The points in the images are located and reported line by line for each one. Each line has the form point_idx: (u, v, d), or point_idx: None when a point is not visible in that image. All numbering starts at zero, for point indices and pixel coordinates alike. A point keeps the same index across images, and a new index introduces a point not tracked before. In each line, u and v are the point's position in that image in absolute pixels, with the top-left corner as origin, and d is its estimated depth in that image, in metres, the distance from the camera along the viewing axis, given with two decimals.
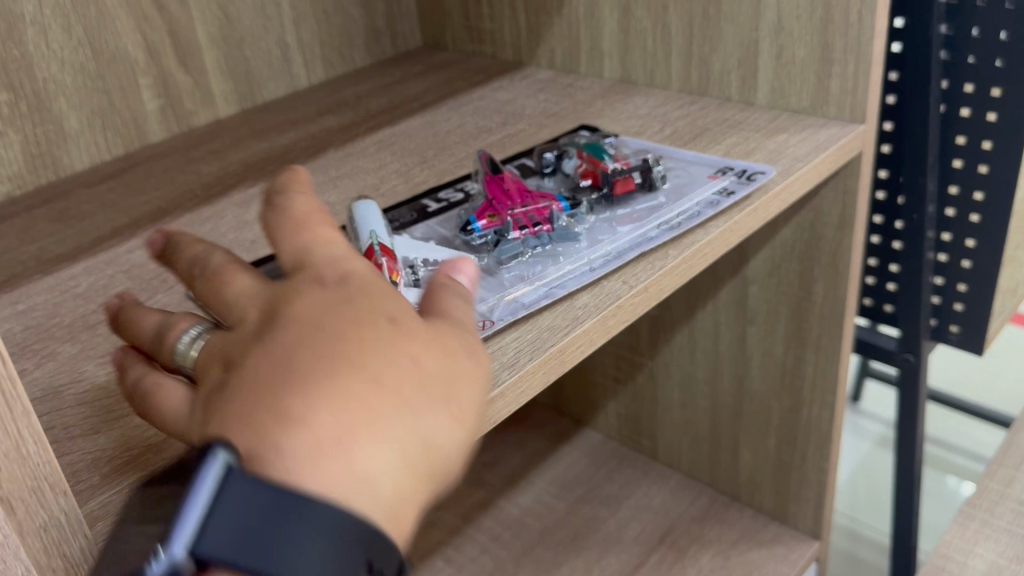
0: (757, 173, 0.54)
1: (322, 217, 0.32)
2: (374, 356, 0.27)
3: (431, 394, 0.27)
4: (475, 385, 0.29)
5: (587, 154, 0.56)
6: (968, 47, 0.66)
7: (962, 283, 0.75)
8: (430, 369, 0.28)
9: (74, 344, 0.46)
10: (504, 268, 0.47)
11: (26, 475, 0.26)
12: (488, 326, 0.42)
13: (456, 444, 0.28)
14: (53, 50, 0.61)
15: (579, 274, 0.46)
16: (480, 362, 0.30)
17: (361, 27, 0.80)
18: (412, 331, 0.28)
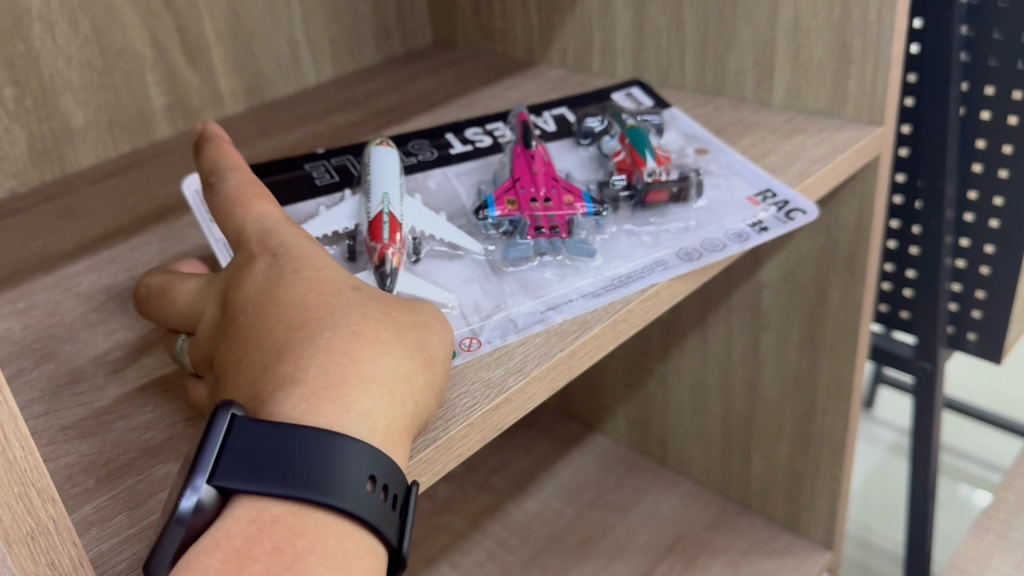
0: (797, 214, 0.50)
1: (256, 190, 0.38)
2: (347, 315, 0.31)
3: (403, 344, 0.32)
4: (436, 339, 0.34)
5: (630, 145, 0.54)
6: (989, 49, 0.65)
7: (980, 290, 0.74)
8: (400, 329, 0.32)
9: (74, 343, 0.46)
10: (507, 272, 0.46)
11: (13, 482, 0.25)
12: (472, 350, 0.40)
13: (429, 387, 0.32)
14: (60, 46, 0.60)
15: (585, 296, 0.44)
16: (439, 324, 0.35)
17: (371, 24, 0.79)
18: (373, 295, 0.33)
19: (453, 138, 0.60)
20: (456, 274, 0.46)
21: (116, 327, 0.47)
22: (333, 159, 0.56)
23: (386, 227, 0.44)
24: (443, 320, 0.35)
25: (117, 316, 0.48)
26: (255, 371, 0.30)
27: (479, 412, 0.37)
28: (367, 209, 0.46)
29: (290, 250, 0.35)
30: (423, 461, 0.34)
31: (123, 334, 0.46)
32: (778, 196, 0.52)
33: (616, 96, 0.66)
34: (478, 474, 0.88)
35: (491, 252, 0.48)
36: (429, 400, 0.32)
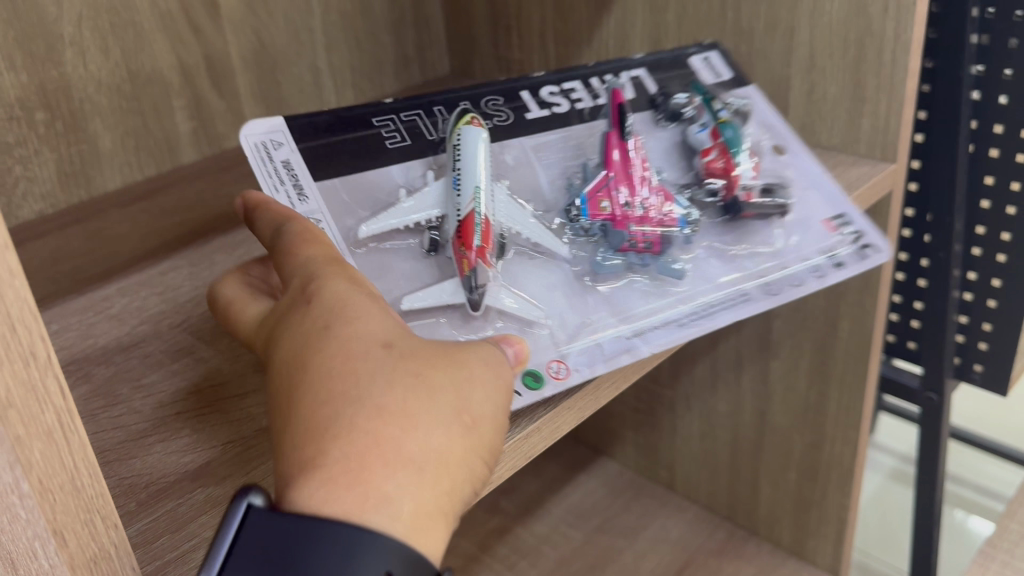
0: (870, 252, 0.51)
1: (315, 236, 0.38)
2: (376, 383, 0.30)
3: (437, 413, 0.31)
4: (480, 398, 0.33)
5: (721, 146, 0.54)
6: (999, 88, 0.66)
7: (987, 323, 0.75)
8: (436, 393, 0.31)
9: (109, 367, 0.47)
10: (592, 292, 0.48)
11: (80, 508, 0.26)
12: (563, 377, 0.41)
13: (470, 455, 0.31)
14: (91, 71, 0.61)
15: (668, 326, 0.45)
16: (486, 378, 0.34)
17: (391, 53, 0.81)
18: (406, 352, 0.32)
19: (530, 97, 0.58)
20: (540, 283, 0.48)
21: (150, 351, 0.48)
22: (402, 116, 0.54)
23: (478, 232, 0.46)
24: (491, 371, 0.34)
25: (151, 340, 0.49)
26: (284, 443, 0.30)
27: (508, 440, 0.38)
28: (457, 206, 0.47)
29: (321, 298, 0.34)
30: None
31: (157, 359, 0.48)
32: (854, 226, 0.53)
33: (696, 59, 0.63)
34: (486, 496, 0.89)
35: (578, 262, 0.50)
36: (472, 468, 0.31)
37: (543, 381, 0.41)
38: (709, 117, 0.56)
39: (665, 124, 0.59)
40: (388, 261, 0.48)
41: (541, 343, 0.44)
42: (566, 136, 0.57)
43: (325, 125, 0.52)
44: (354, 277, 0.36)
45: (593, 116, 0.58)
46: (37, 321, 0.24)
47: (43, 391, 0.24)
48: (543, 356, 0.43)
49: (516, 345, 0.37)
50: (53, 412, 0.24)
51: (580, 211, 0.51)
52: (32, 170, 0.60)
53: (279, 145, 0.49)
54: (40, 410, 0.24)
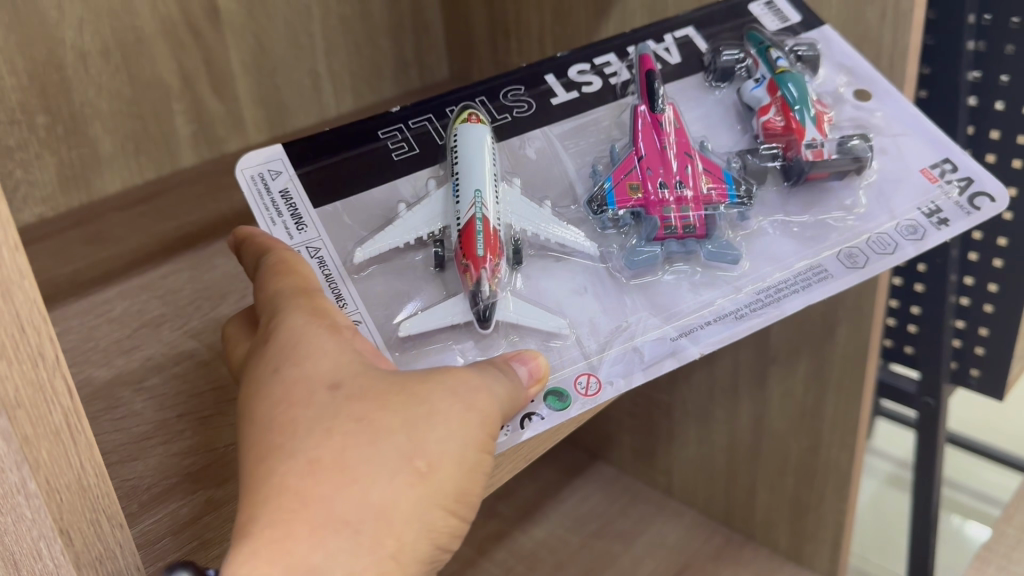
0: (983, 202, 0.53)
1: (285, 267, 0.42)
2: (315, 434, 0.33)
3: (381, 462, 0.34)
4: (438, 437, 0.35)
5: (781, 103, 0.55)
6: (996, 93, 0.67)
7: (983, 328, 0.75)
8: (382, 446, 0.34)
9: (110, 369, 0.47)
10: (634, 285, 0.50)
11: (87, 509, 0.26)
12: (590, 395, 0.45)
13: (421, 501, 0.34)
14: (92, 76, 0.61)
15: (724, 319, 0.48)
16: (448, 413, 0.36)
17: (391, 58, 0.81)
18: (353, 395, 0.35)
19: (556, 80, 0.58)
20: (566, 283, 0.50)
21: (151, 354, 0.49)
22: (411, 123, 0.54)
23: (480, 239, 0.47)
24: (455, 405, 0.36)
25: (152, 343, 0.50)
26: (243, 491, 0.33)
27: None
28: (457, 215, 0.49)
29: (278, 337, 0.37)
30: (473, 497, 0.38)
31: (158, 361, 0.48)
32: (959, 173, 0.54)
33: (755, 6, 0.62)
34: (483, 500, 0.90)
35: (611, 261, 0.51)
36: (432, 508, 0.34)
37: (572, 399, 0.45)
38: (766, 69, 0.57)
39: (717, 84, 0.59)
40: (391, 280, 0.49)
41: (574, 353, 0.47)
42: (593, 119, 0.58)
43: (327, 145, 0.52)
44: (314, 309, 0.39)
45: (624, 92, 0.58)
46: (47, 322, 0.24)
47: (50, 392, 0.24)
48: (572, 372, 0.46)
49: (533, 363, 0.42)
50: (61, 412, 0.25)
51: (608, 204, 0.52)
52: (32, 173, 0.61)
53: (275, 175, 0.50)
54: (48, 411, 0.24)
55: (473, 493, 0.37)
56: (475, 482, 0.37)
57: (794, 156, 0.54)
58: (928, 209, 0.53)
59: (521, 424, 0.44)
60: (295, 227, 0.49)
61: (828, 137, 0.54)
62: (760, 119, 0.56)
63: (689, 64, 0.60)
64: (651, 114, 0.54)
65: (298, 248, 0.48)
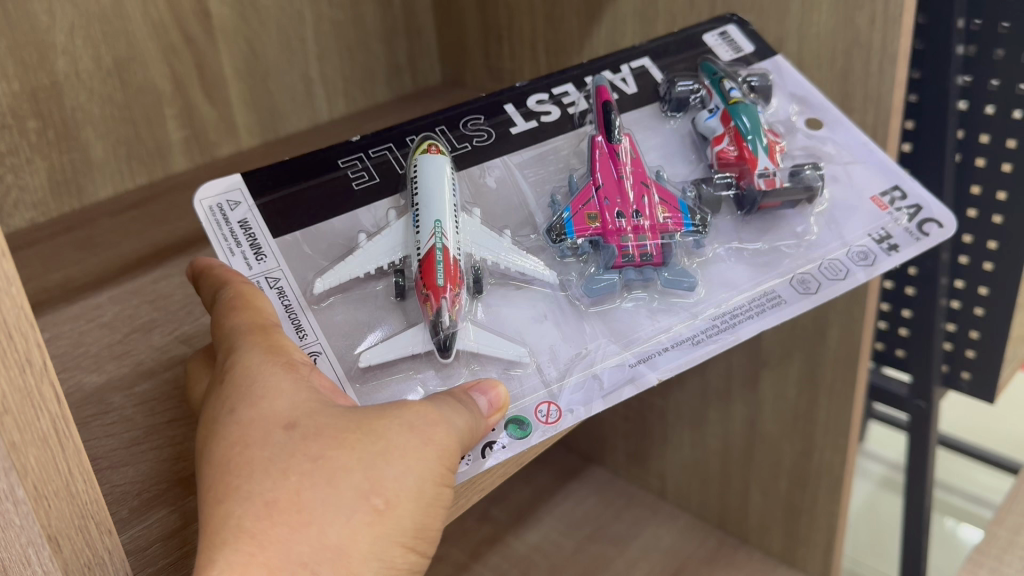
0: (932, 227, 0.55)
1: (243, 300, 0.42)
2: (274, 476, 0.33)
3: (338, 501, 0.34)
4: (394, 473, 0.35)
5: (734, 133, 0.56)
6: (985, 98, 0.67)
7: (974, 331, 0.76)
8: (340, 482, 0.34)
9: (102, 374, 0.47)
10: (590, 314, 0.51)
11: (75, 516, 0.26)
12: (551, 423, 0.45)
13: (378, 539, 0.34)
14: (84, 80, 0.61)
15: (681, 344, 0.49)
16: (405, 448, 0.36)
17: (383, 62, 0.81)
18: (308, 433, 0.35)
19: (514, 110, 0.58)
20: (526, 311, 0.50)
21: (142, 359, 0.49)
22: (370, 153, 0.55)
23: (440, 269, 0.47)
24: (411, 439, 0.37)
25: (143, 348, 0.50)
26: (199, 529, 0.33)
27: None
28: (418, 243, 0.48)
29: (241, 378, 0.37)
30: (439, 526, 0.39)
31: (149, 366, 0.48)
32: (907, 201, 0.56)
33: (710, 38, 0.63)
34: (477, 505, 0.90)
35: (568, 289, 0.52)
36: (387, 543, 0.34)
37: (530, 428, 0.45)
38: (720, 100, 0.58)
39: (673, 114, 0.60)
40: (352, 310, 0.49)
41: (533, 380, 0.47)
42: (553, 147, 0.58)
43: (286, 176, 0.52)
44: (274, 347, 0.39)
45: (583, 121, 0.59)
46: (35, 329, 0.24)
47: (38, 398, 0.24)
48: (531, 401, 0.46)
49: (495, 393, 0.42)
50: (48, 418, 0.25)
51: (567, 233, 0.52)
52: (23, 178, 0.61)
53: (236, 207, 0.50)
54: (35, 417, 0.24)
55: (430, 527, 0.37)
56: (432, 515, 0.37)
57: (747, 185, 0.55)
58: (878, 235, 0.54)
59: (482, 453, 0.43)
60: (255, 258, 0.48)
61: (780, 166, 0.56)
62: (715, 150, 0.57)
63: (645, 93, 0.60)
64: (608, 144, 0.54)
65: (256, 279, 0.48)
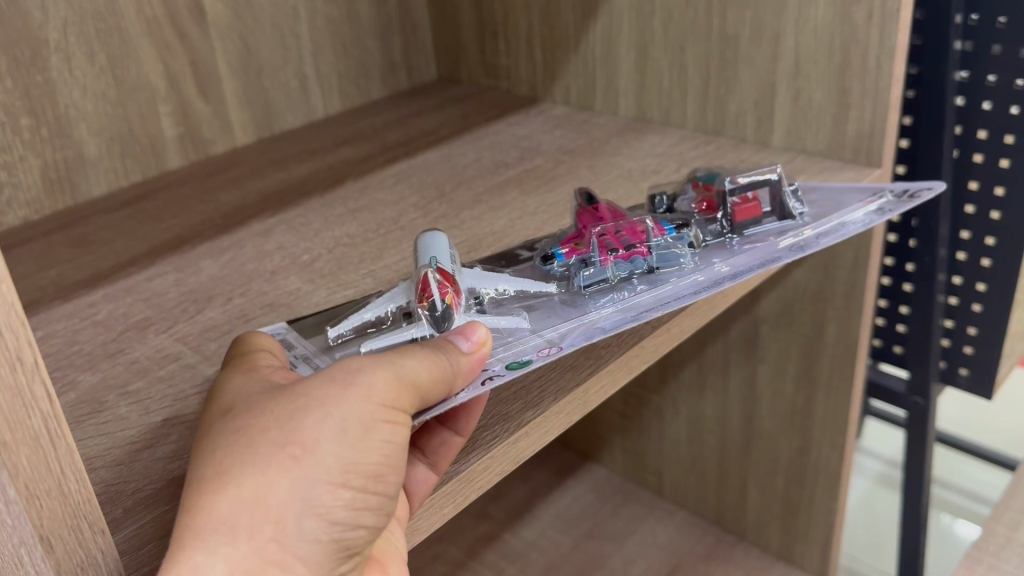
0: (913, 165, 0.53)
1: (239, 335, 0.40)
2: (200, 458, 0.31)
3: (252, 458, 0.30)
4: (314, 419, 0.30)
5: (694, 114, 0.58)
6: (983, 94, 0.67)
7: (971, 327, 0.76)
8: (265, 436, 0.30)
9: (95, 373, 0.47)
10: (588, 293, 0.45)
11: (67, 516, 0.26)
12: (548, 355, 0.39)
13: (298, 482, 0.29)
14: (76, 77, 0.61)
15: (685, 270, 0.47)
16: (326, 397, 0.31)
17: (378, 59, 0.81)
18: (241, 411, 0.32)
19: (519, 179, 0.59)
20: (530, 311, 0.44)
21: (136, 357, 0.48)
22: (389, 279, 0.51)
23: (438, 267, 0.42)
24: (331, 389, 0.31)
25: (137, 346, 0.49)
26: None
27: (498, 445, 0.39)
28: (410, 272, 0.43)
29: (211, 397, 0.35)
30: (445, 494, 0.37)
31: (143, 364, 0.48)
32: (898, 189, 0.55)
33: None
34: (474, 503, 0.90)
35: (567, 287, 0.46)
36: (316, 487, 0.29)
37: (527, 362, 0.38)
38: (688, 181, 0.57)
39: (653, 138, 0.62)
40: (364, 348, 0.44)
41: (527, 340, 0.41)
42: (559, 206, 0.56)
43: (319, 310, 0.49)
44: (241, 362, 0.37)
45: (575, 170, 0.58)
46: (25, 325, 0.23)
47: (28, 396, 0.24)
48: (531, 348, 0.40)
49: (465, 339, 0.36)
50: (39, 417, 0.24)
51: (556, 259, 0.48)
52: (17, 176, 0.60)
53: (272, 325, 0.47)
54: (26, 415, 0.24)
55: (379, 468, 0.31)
56: (377, 456, 0.31)
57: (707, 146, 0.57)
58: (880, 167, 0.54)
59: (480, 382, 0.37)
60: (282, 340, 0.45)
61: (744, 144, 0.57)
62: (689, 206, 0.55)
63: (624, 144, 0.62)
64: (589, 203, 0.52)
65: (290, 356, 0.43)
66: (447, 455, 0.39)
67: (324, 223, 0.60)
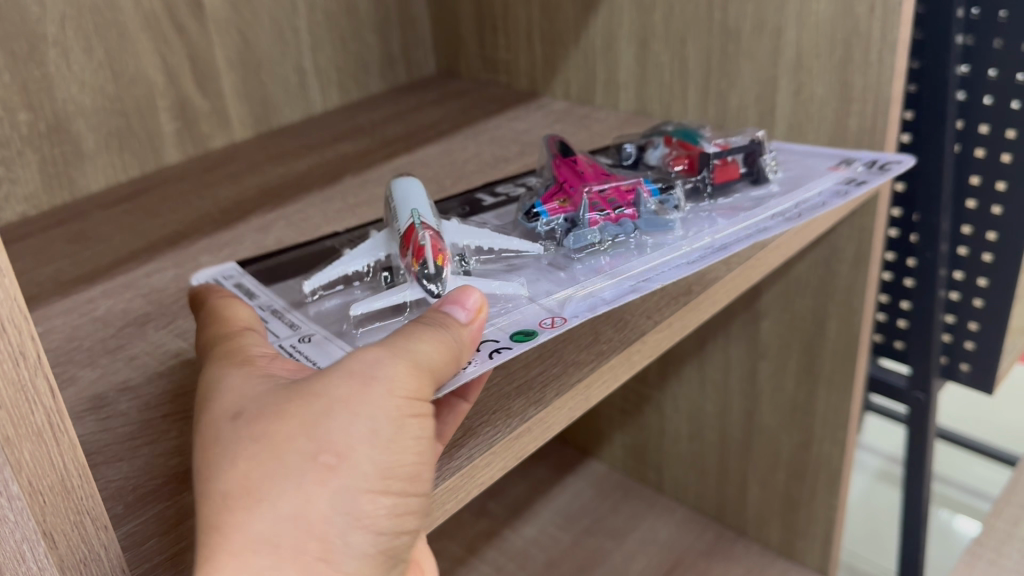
0: (890, 164, 0.56)
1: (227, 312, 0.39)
2: (217, 466, 0.28)
3: (282, 470, 0.28)
4: (344, 423, 0.29)
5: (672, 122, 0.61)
6: (984, 89, 0.67)
7: (973, 322, 0.76)
8: (294, 443, 0.28)
9: (95, 369, 0.47)
10: (574, 261, 0.47)
11: (70, 512, 0.25)
12: (555, 325, 0.40)
13: (337, 494, 0.28)
14: (74, 72, 0.61)
15: (676, 238, 0.49)
16: (349, 396, 0.29)
17: (376, 52, 0.81)
18: (250, 413, 0.30)
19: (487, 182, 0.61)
20: (524, 275, 0.46)
21: (136, 353, 0.48)
22: (332, 237, 0.56)
23: (422, 229, 0.44)
24: (352, 385, 0.30)
25: (136, 342, 0.49)
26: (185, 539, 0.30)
27: (500, 442, 0.38)
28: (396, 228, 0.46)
29: (206, 386, 0.33)
30: (446, 492, 0.36)
31: (143, 360, 0.47)
32: (863, 160, 0.58)
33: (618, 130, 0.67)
34: (475, 499, 0.90)
35: (556, 250, 0.49)
36: (356, 495, 0.28)
37: (533, 334, 0.40)
38: (659, 137, 0.59)
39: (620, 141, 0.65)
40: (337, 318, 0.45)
41: (525, 307, 0.42)
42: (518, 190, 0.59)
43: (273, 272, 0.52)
44: (228, 350, 0.35)
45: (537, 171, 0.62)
46: (27, 319, 0.23)
47: (33, 392, 0.24)
48: (533, 317, 0.41)
49: (467, 313, 0.35)
50: (42, 413, 0.24)
51: (539, 214, 0.50)
52: (15, 172, 0.60)
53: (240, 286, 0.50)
54: (29, 411, 0.24)
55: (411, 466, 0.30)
56: (411, 455, 0.30)
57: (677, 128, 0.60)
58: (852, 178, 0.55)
59: (488, 355, 0.38)
60: (265, 308, 0.46)
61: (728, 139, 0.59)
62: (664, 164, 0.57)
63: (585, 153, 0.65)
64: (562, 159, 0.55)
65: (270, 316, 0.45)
66: (455, 424, 0.38)
67: (324, 219, 0.60)
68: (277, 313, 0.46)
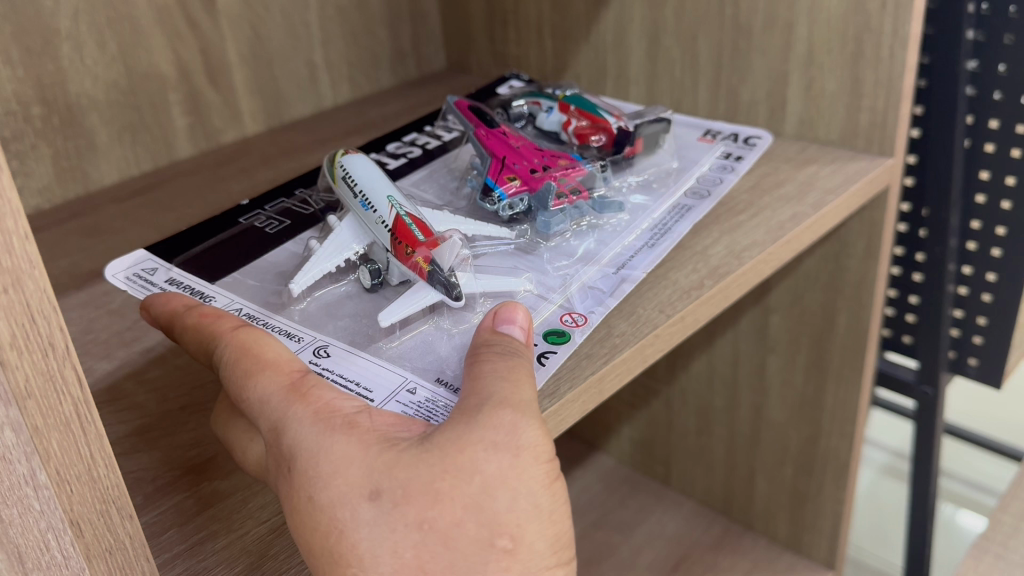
0: (755, 139, 0.64)
1: (247, 334, 0.37)
2: (385, 556, 0.31)
3: (464, 560, 0.31)
4: (508, 503, 0.32)
5: (560, 102, 0.64)
6: (994, 84, 0.66)
7: (982, 317, 0.76)
8: (465, 535, 0.31)
9: (112, 361, 0.47)
10: (543, 246, 0.53)
11: (96, 501, 0.26)
12: (582, 324, 0.45)
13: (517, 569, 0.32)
14: (88, 66, 0.61)
15: (629, 223, 0.54)
16: (505, 475, 0.32)
17: (387, 47, 0.81)
18: (396, 498, 0.31)
19: (384, 155, 0.66)
20: (505, 263, 0.51)
21: (152, 346, 0.49)
22: (243, 219, 0.58)
23: (415, 229, 0.47)
24: (504, 461, 0.32)
25: (152, 334, 0.49)
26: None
27: None
28: (379, 219, 0.48)
29: (291, 438, 0.32)
30: None
31: (160, 353, 0.48)
32: (724, 132, 0.66)
33: (500, 89, 0.75)
34: None
35: (525, 234, 0.53)
36: (535, 568, 0.33)
37: (567, 334, 0.44)
38: (549, 102, 0.65)
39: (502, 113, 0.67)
40: (331, 322, 0.46)
41: (540, 302, 0.47)
42: (432, 170, 0.64)
43: (216, 264, 0.52)
44: (288, 389, 0.34)
45: (443, 152, 0.67)
46: (57, 312, 0.23)
47: (62, 383, 0.24)
48: (552, 316, 0.46)
49: (520, 333, 0.38)
50: (70, 403, 0.24)
51: (499, 197, 0.54)
52: (28, 166, 0.60)
53: (207, 288, 0.49)
54: (58, 402, 0.24)
55: (569, 530, 0.35)
56: (561, 517, 0.34)
57: (572, 114, 0.62)
58: (723, 153, 0.63)
59: (539, 363, 0.42)
60: (244, 316, 0.46)
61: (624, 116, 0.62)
62: (569, 133, 0.62)
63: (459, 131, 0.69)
64: (488, 140, 0.58)
65: (271, 330, 0.45)
66: None
67: None
68: (258, 320, 0.46)
